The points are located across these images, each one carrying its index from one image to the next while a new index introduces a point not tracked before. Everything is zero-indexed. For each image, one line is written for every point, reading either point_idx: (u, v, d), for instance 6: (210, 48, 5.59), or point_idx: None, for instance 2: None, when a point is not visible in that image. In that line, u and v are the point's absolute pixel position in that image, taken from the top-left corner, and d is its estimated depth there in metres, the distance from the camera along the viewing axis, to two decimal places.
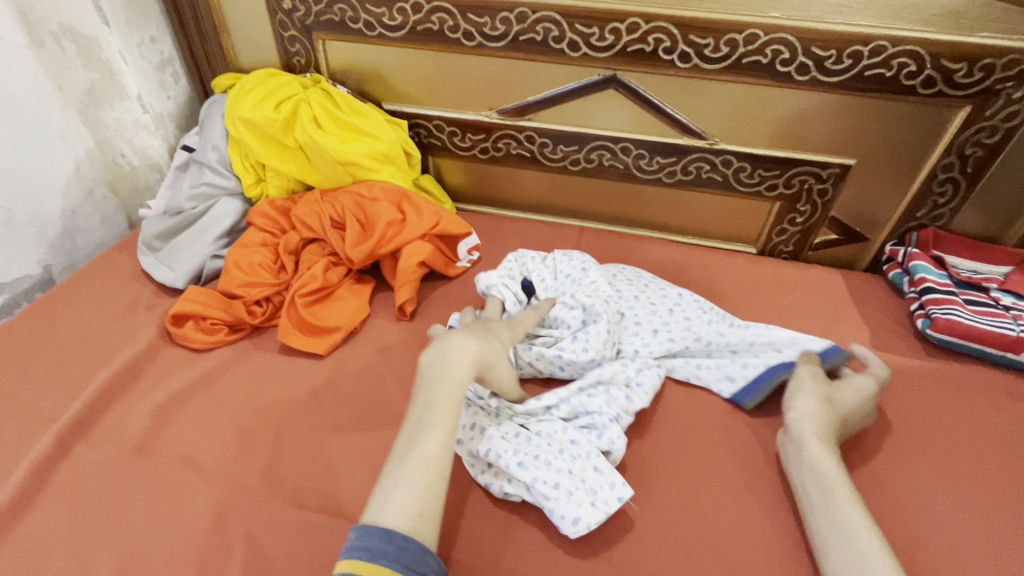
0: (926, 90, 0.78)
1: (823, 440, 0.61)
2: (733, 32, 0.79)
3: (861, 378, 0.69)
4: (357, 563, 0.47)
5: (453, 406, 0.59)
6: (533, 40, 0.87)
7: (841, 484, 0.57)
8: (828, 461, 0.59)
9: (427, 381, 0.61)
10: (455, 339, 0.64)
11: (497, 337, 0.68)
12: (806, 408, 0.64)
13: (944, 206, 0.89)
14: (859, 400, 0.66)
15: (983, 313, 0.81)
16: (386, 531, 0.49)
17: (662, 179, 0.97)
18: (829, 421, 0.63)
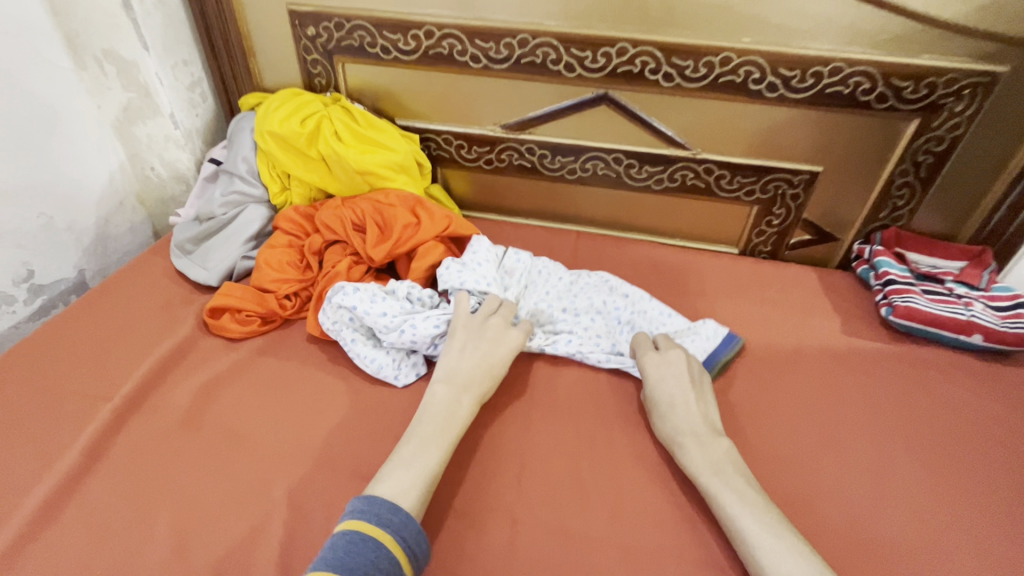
0: (880, 105, 0.89)
1: (693, 438, 0.68)
2: (710, 55, 0.89)
3: (653, 364, 0.77)
4: (363, 524, 0.54)
5: (449, 443, 0.65)
6: (533, 63, 0.98)
7: (713, 479, 0.64)
8: (698, 460, 0.66)
9: (430, 414, 0.67)
10: (465, 393, 0.70)
11: (494, 358, 0.75)
12: (672, 421, 0.71)
13: (902, 208, 0.99)
14: (663, 389, 0.74)
15: (939, 302, 0.90)
16: (392, 505, 0.56)
17: (651, 186, 1.07)
18: (685, 422, 0.70)
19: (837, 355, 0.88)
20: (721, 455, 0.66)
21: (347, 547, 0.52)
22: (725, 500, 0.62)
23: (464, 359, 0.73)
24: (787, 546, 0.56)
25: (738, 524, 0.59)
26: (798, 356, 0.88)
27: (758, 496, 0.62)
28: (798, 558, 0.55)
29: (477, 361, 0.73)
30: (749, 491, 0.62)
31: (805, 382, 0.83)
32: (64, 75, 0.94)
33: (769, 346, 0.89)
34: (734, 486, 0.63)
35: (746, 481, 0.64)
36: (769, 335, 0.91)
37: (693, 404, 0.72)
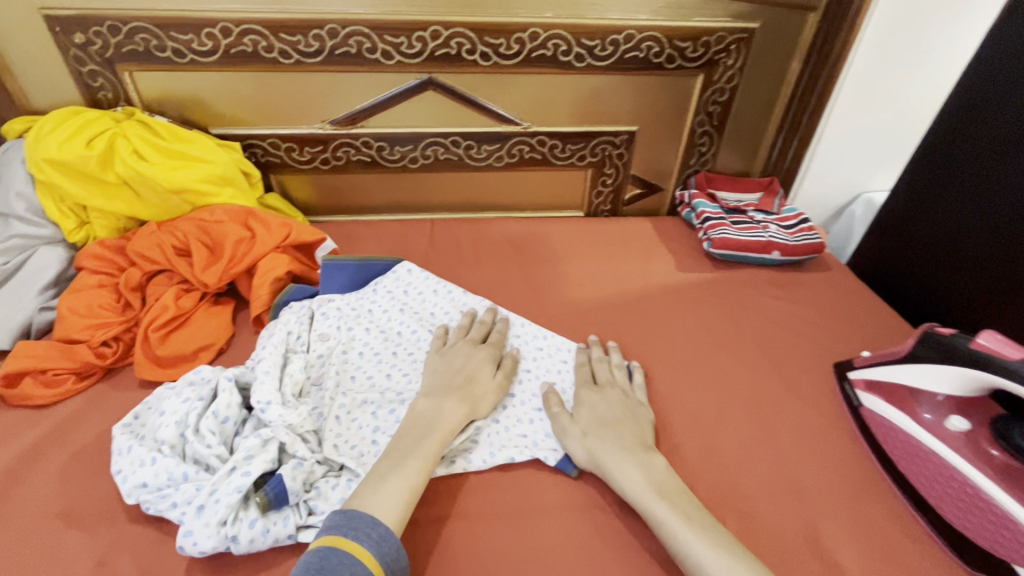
0: (670, 65, 1.00)
1: (630, 458, 0.63)
2: (519, 31, 0.94)
3: (591, 395, 0.72)
4: (339, 539, 0.52)
5: (434, 452, 0.63)
6: (348, 53, 0.95)
7: (663, 509, 0.59)
8: (641, 485, 0.61)
9: (411, 427, 0.65)
10: (447, 402, 0.68)
11: (472, 364, 0.74)
12: (598, 444, 0.66)
13: (707, 153, 1.14)
14: (597, 414, 0.69)
15: (745, 229, 1.04)
16: (373, 520, 0.54)
17: (493, 164, 1.11)
18: (621, 441, 0.66)
19: (676, 288, 0.98)
20: (661, 475, 0.63)
21: (320, 565, 0.50)
22: (672, 523, 0.57)
23: (437, 375, 0.72)
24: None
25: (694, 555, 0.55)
26: (646, 296, 0.96)
27: (703, 518, 0.58)
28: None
29: (455, 373, 0.72)
30: (695, 511, 0.59)
31: (654, 317, 0.91)
32: None
33: (620, 293, 0.96)
34: (681, 508, 0.59)
35: (693, 504, 0.60)
36: (620, 282, 0.99)
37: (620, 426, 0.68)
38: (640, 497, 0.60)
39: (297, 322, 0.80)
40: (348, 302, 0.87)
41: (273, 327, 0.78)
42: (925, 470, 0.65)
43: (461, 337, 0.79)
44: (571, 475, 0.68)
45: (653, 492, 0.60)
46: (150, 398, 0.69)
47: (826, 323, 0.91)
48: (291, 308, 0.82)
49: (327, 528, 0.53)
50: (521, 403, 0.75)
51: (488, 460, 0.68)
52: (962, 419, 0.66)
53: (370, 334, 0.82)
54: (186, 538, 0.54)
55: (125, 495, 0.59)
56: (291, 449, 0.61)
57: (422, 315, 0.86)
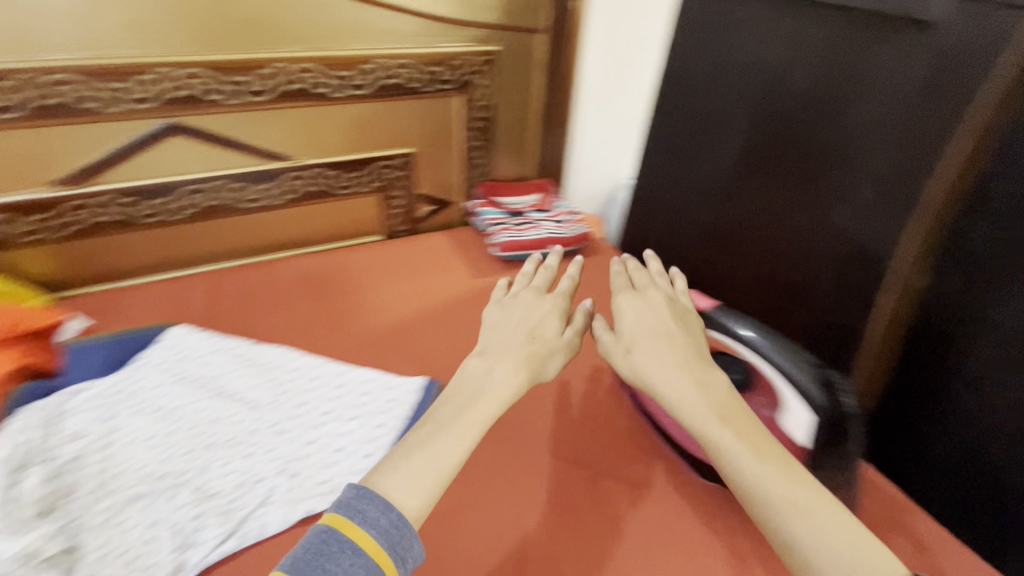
0: (429, 89, 1.06)
1: (684, 377, 0.59)
2: (264, 68, 0.92)
3: (631, 300, 0.70)
4: (344, 521, 0.48)
5: (478, 425, 0.58)
6: (61, 104, 0.83)
7: (721, 429, 0.54)
8: (699, 406, 0.57)
9: (459, 387, 0.61)
10: (501, 362, 0.64)
11: (547, 306, 0.72)
12: (647, 361, 0.62)
13: (484, 164, 1.22)
14: (641, 323, 0.66)
15: (524, 228, 1.15)
16: (383, 502, 0.50)
17: (270, 203, 1.06)
18: (675, 358, 0.61)
19: (472, 296, 1.04)
20: (725, 392, 0.59)
21: (321, 549, 0.47)
22: (739, 453, 0.53)
23: (504, 326, 0.69)
24: (800, 499, 0.49)
25: (748, 481, 0.51)
26: (446, 309, 1.00)
27: (772, 449, 0.53)
28: (816, 514, 0.48)
29: (512, 329, 0.68)
30: (764, 441, 0.54)
31: (453, 328, 0.96)
32: None
33: (421, 311, 0.99)
34: (747, 437, 0.54)
35: (766, 436, 0.55)
36: (421, 300, 1.01)
37: (683, 340, 0.64)
38: (733, 409, 0.57)
39: (36, 427, 0.68)
40: (108, 387, 0.76)
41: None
42: (668, 412, 0.75)
43: (524, 285, 0.76)
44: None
45: (738, 407, 0.57)
46: None
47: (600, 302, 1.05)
48: (25, 410, 0.70)
49: (336, 505, 0.50)
50: (320, 448, 0.71)
51: (285, 519, 0.62)
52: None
53: (142, 418, 0.73)
54: None
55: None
56: None
57: (204, 382, 0.79)
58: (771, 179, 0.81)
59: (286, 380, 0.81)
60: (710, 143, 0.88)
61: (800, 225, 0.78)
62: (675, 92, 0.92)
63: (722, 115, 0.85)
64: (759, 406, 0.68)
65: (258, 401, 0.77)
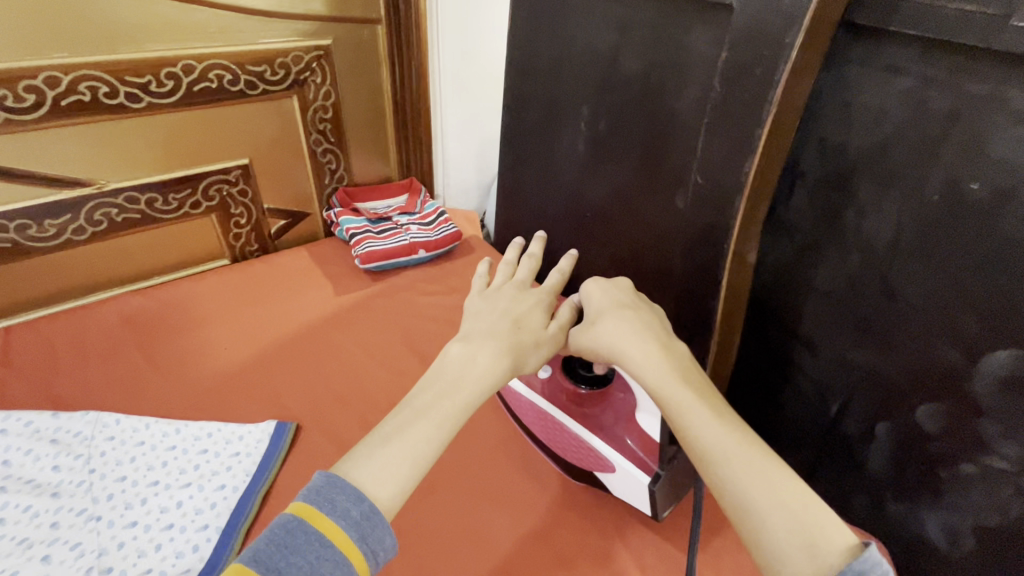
0: (254, 91, 0.94)
1: (649, 341, 0.55)
2: (27, 78, 0.76)
3: (606, 283, 0.65)
4: (312, 509, 0.43)
5: (452, 419, 0.51)
6: None
7: (683, 390, 0.51)
8: (660, 365, 0.53)
9: (430, 383, 0.53)
10: (483, 349, 0.56)
11: (527, 297, 0.65)
12: (612, 331, 0.57)
13: (339, 169, 1.12)
14: (607, 297, 0.61)
15: (390, 235, 1.07)
16: (355, 492, 0.44)
17: (73, 238, 0.89)
18: (641, 327, 0.57)
19: (336, 315, 0.95)
20: (685, 359, 0.55)
21: (285, 539, 0.42)
22: (693, 409, 0.49)
23: (487, 315, 0.61)
24: (753, 457, 0.46)
25: (702, 441, 0.47)
26: (305, 333, 0.91)
27: (730, 413, 0.50)
28: (772, 469, 0.45)
29: (497, 317, 0.60)
30: (719, 404, 0.50)
31: (313, 355, 0.87)
32: None
33: (276, 341, 0.89)
34: (704, 397, 0.51)
35: (720, 399, 0.52)
36: (275, 328, 0.91)
37: (647, 312, 0.60)
38: (690, 370, 0.53)
39: None
40: None
41: None
42: (534, 424, 0.68)
43: (507, 278, 0.69)
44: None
45: (694, 371, 0.53)
46: None
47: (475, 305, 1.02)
48: None
49: (308, 491, 0.44)
50: (144, 529, 0.60)
51: None
52: (547, 364, 0.68)
53: None
54: None
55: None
56: None
57: None
58: (620, 167, 0.79)
59: (101, 451, 0.68)
60: (566, 130, 0.85)
61: (649, 212, 0.77)
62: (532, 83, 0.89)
63: (571, 104, 0.83)
64: (619, 403, 0.63)
65: (63, 485, 0.64)
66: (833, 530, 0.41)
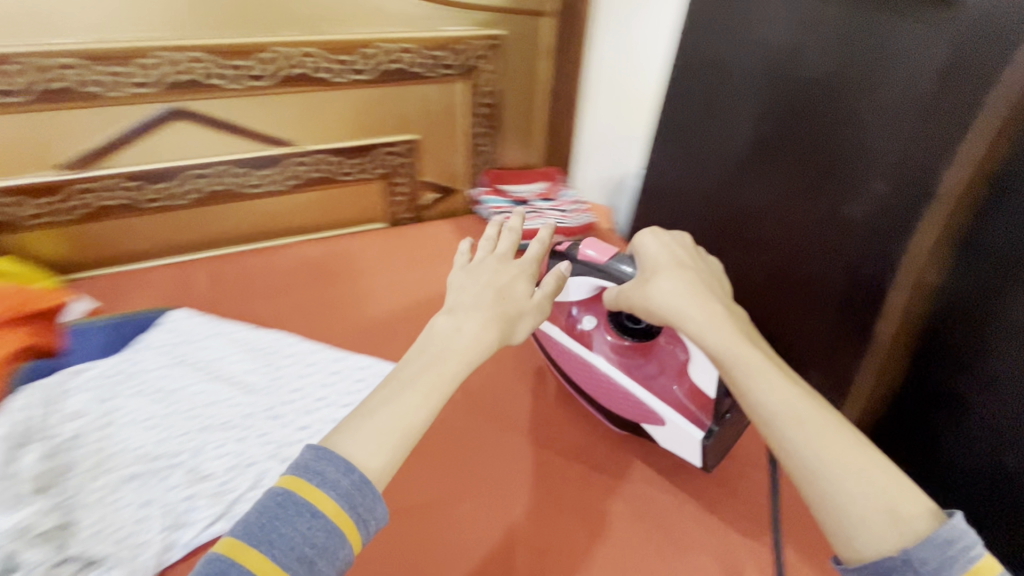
0: (433, 74, 1.04)
1: (706, 300, 0.60)
2: (266, 53, 0.91)
3: (651, 238, 0.68)
4: (301, 483, 0.45)
5: (449, 384, 0.53)
6: (67, 88, 0.84)
7: (747, 351, 0.56)
8: (742, 344, 0.56)
9: (420, 350, 0.55)
10: (478, 315, 0.58)
11: (529, 267, 0.66)
12: (668, 288, 0.61)
13: (490, 152, 1.20)
14: (664, 253, 0.66)
15: (530, 218, 1.14)
16: (346, 464, 0.46)
17: (274, 188, 1.06)
18: (695, 286, 0.61)
19: None
20: (746, 325, 0.60)
21: (274, 513, 0.44)
22: (756, 369, 0.54)
23: (466, 289, 0.62)
24: (827, 423, 0.51)
25: (773, 403, 0.52)
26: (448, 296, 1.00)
27: (789, 370, 0.55)
28: (843, 435, 0.50)
29: (481, 290, 0.62)
30: (781, 367, 0.55)
31: None
32: None
33: (423, 299, 0.99)
34: (765, 355, 0.56)
35: (775, 356, 0.56)
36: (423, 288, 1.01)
37: (704, 274, 0.64)
38: (748, 336, 0.57)
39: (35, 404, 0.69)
40: (108, 366, 0.77)
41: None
42: (586, 377, 0.76)
43: (490, 251, 0.69)
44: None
45: (762, 342, 0.57)
46: None
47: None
48: (25, 388, 0.71)
49: (291, 468, 0.46)
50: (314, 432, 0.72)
51: None
52: (591, 318, 0.78)
53: (141, 398, 0.74)
54: None
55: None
56: (16, 559, 0.54)
57: (202, 364, 0.80)
58: (783, 175, 0.78)
59: (283, 364, 0.81)
60: (721, 139, 0.86)
61: (815, 223, 0.76)
62: (685, 89, 0.89)
63: (733, 109, 0.83)
64: (664, 358, 0.73)
65: (254, 384, 0.78)
66: (907, 501, 0.46)
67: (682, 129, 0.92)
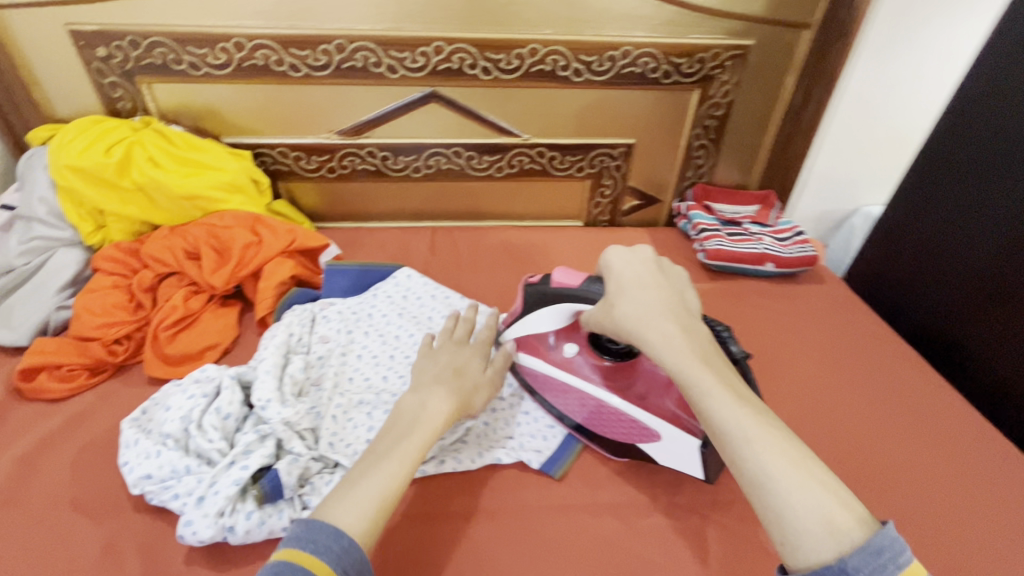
0: (667, 80, 1.03)
1: (672, 322, 0.60)
2: (519, 48, 0.97)
3: (622, 257, 0.69)
4: (295, 552, 0.47)
5: (425, 443, 0.60)
6: (355, 67, 0.99)
7: (700, 371, 0.55)
8: (684, 352, 0.57)
9: (394, 425, 0.61)
10: (432, 393, 0.65)
11: (450, 362, 0.71)
12: (631, 306, 0.62)
13: (704, 166, 1.16)
14: (628, 276, 0.66)
15: (740, 240, 1.07)
16: (335, 530, 0.49)
17: (494, 173, 1.14)
18: (656, 309, 0.61)
19: None
20: (705, 343, 0.59)
21: None
22: (710, 390, 0.54)
23: (427, 365, 0.70)
24: (778, 440, 0.50)
25: (728, 418, 0.52)
26: None
27: (743, 390, 0.55)
28: (790, 450, 0.49)
29: (441, 369, 0.69)
30: (732, 382, 0.56)
31: None
32: None
33: None
34: (725, 379, 0.56)
35: (729, 374, 0.57)
36: None
37: (670, 296, 0.64)
38: (705, 355, 0.58)
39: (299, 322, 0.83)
40: (348, 305, 0.90)
41: (276, 326, 0.81)
42: (563, 399, 0.75)
43: (448, 334, 0.75)
44: (555, 477, 0.71)
45: (708, 361, 0.57)
46: (161, 394, 0.72)
47: (808, 340, 0.96)
48: (293, 309, 0.86)
49: (284, 541, 0.49)
50: (508, 407, 0.79)
51: (476, 460, 0.71)
52: (574, 343, 0.75)
53: (372, 335, 0.85)
54: (185, 527, 0.57)
55: (130, 485, 0.62)
56: (287, 445, 0.65)
57: (420, 317, 0.89)
58: None
59: None
60: (1002, 204, 0.85)
61: None
62: (966, 152, 0.91)
63: None
64: (646, 389, 0.71)
65: None
66: (841, 510, 0.45)
67: (951, 200, 0.93)
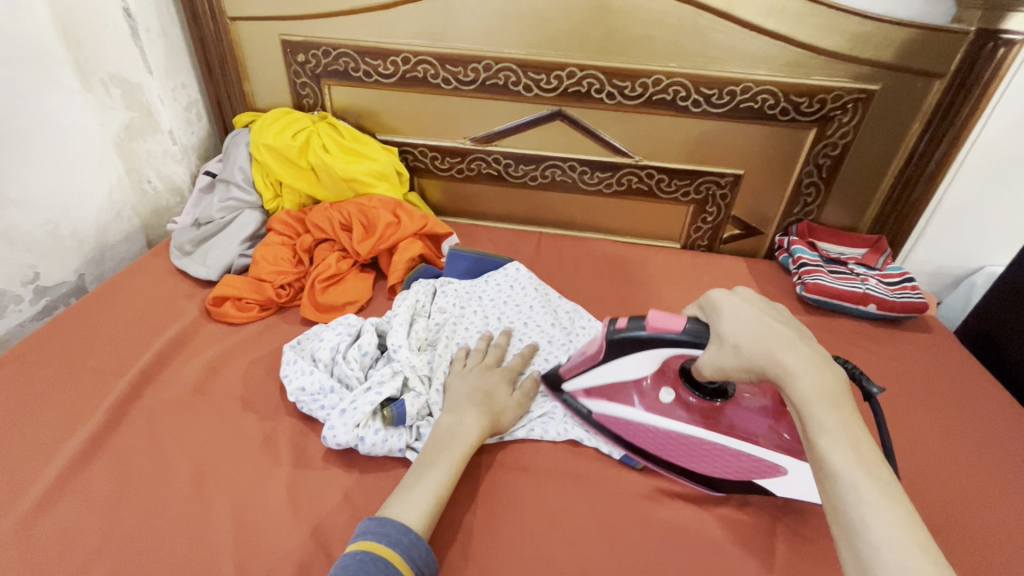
0: (784, 117, 1.08)
1: (795, 363, 0.55)
2: (644, 77, 1.07)
3: (747, 297, 0.64)
4: (371, 543, 0.56)
5: (458, 463, 0.67)
6: (496, 84, 1.14)
7: (823, 417, 0.52)
8: (811, 395, 0.54)
9: (436, 441, 0.69)
10: (467, 412, 0.72)
11: (483, 383, 0.78)
12: (752, 340, 0.59)
13: (812, 204, 1.18)
14: (759, 317, 0.61)
15: (841, 278, 1.08)
16: (403, 526, 0.58)
17: (603, 189, 1.24)
18: (784, 349, 0.57)
19: None
20: (836, 389, 0.55)
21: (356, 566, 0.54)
22: (830, 436, 0.51)
23: (462, 382, 0.78)
24: (884, 499, 0.47)
25: (836, 464, 0.50)
26: None
27: (868, 445, 0.51)
28: (895, 513, 0.47)
29: (474, 390, 0.76)
30: (859, 435, 0.52)
31: None
32: (72, 94, 0.99)
33: None
34: (845, 428, 0.52)
35: (858, 425, 0.52)
36: None
37: (796, 330, 0.59)
38: (836, 402, 0.53)
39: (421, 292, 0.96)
40: (464, 286, 1.02)
41: (403, 294, 0.96)
42: (608, 419, 0.77)
43: (478, 360, 0.83)
44: (635, 468, 0.76)
45: (839, 408, 0.53)
46: (311, 332, 0.89)
47: (902, 386, 0.95)
48: (418, 282, 1.00)
49: (359, 534, 0.57)
50: None
51: (563, 432, 0.79)
52: (668, 388, 0.75)
53: (481, 313, 0.97)
54: (332, 430, 0.70)
55: (289, 393, 0.77)
56: (411, 384, 0.77)
57: (523, 304, 0.99)
58: None
59: (581, 328, 0.96)
60: None
61: None
62: None
63: None
64: (738, 417, 0.73)
65: (555, 336, 0.94)
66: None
67: None
